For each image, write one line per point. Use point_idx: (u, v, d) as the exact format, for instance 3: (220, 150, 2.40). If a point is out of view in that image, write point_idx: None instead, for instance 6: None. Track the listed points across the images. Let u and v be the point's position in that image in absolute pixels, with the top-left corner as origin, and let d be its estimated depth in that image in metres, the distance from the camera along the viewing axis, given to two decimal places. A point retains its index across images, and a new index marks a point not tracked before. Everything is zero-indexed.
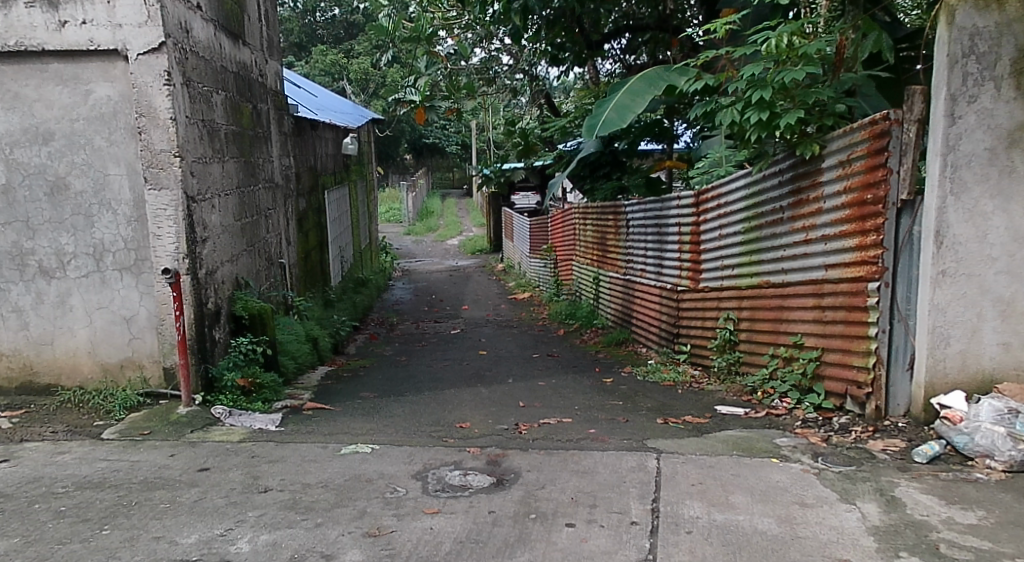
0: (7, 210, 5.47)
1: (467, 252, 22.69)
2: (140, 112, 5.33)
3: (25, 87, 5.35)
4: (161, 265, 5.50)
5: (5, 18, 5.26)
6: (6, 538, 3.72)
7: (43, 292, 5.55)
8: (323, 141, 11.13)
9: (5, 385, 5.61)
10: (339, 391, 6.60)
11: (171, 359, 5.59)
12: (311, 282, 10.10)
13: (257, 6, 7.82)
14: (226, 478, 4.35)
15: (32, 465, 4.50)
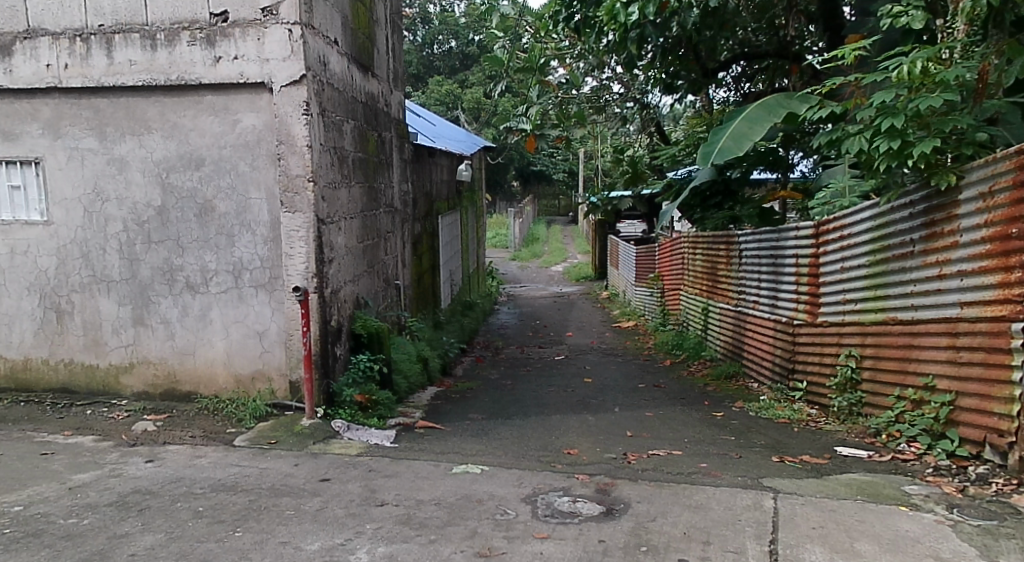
0: (161, 229, 5.92)
1: (571, 278, 22.76)
2: (280, 139, 5.69)
3: (181, 117, 5.80)
4: (293, 283, 5.82)
5: (169, 56, 5.71)
6: (153, 532, 4.00)
7: (188, 307, 5.97)
8: (439, 168, 11.48)
9: (152, 390, 6.08)
10: (449, 411, 6.77)
11: (298, 373, 5.89)
12: (423, 303, 10.39)
13: (385, 38, 8.19)
14: (345, 490, 4.54)
15: (174, 466, 4.83)
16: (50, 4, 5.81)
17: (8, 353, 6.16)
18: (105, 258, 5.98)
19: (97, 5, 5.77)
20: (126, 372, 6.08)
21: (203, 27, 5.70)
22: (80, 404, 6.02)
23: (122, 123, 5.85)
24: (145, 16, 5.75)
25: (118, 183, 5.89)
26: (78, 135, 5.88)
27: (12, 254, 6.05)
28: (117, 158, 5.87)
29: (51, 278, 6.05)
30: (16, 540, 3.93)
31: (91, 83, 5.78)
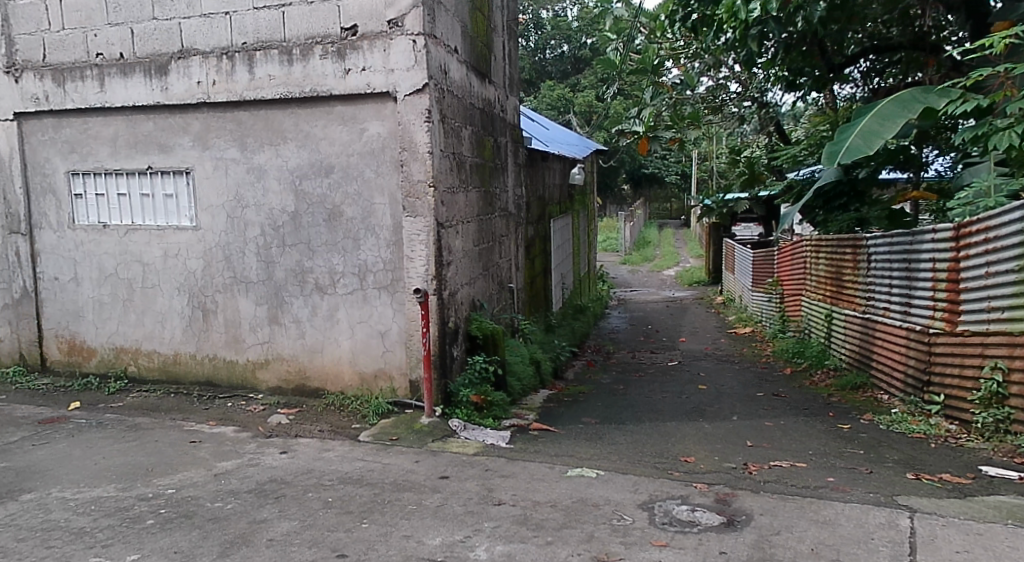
0: (294, 233, 6.29)
1: (684, 283, 22.38)
2: (403, 146, 5.91)
3: (314, 127, 6.14)
4: (413, 285, 6.02)
5: (303, 69, 6.05)
6: (288, 519, 4.23)
7: (317, 307, 6.31)
8: (552, 172, 11.57)
9: (284, 385, 6.49)
10: (563, 415, 6.81)
11: (417, 373, 6.08)
12: (535, 306, 10.51)
13: (502, 44, 8.33)
14: (464, 488, 4.66)
15: (305, 458, 5.10)
16: (200, 25, 6.30)
17: (163, 348, 6.81)
18: (244, 260, 6.45)
19: (241, 24, 6.20)
20: (262, 368, 6.54)
21: (335, 41, 5.99)
22: (222, 396, 6.56)
23: (261, 134, 6.27)
24: (284, 32, 6.11)
25: (257, 191, 6.33)
26: (223, 146, 6.38)
27: (167, 257, 6.68)
28: (256, 167, 6.31)
29: (198, 279, 6.61)
30: (169, 520, 4.25)
31: (235, 98, 6.24)
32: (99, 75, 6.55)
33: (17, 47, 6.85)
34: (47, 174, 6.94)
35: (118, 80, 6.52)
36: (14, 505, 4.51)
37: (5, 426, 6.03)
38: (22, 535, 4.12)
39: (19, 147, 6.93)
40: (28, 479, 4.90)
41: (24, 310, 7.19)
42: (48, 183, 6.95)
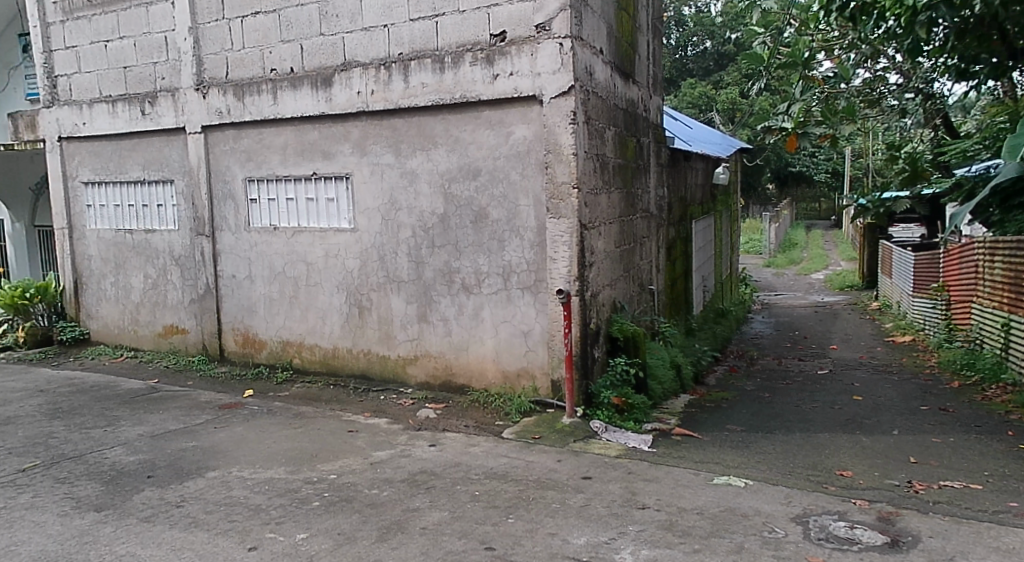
0: (443, 235, 6.56)
1: (835, 287, 21.34)
2: (548, 149, 5.98)
3: (462, 132, 6.38)
4: (556, 286, 6.07)
5: (455, 76, 6.29)
6: (438, 510, 4.38)
7: (463, 306, 6.52)
8: (695, 172, 11.36)
9: (432, 381, 6.77)
10: (707, 421, 6.66)
11: (559, 373, 6.13)
12: (676, 309, 10.37)
13: (647, 43, 8.27)
14: (607, 489, 4.66)
15: (452, 452, 5.28)
16: (361, 39, 6.80)
17: (324, 342, 7.39)
18: (396, 260, 6.83)
19: (398, 36, 6.62)
20: (412, 363, 6.87)
21: (484, 48, 6.19)
22: (375, 389, 6.94)
23: (414, 140, 6.63)
24: (436, 42, 6.43)
25: (409, 194, 6.68)
26: (380, 152, 6.82)
27: (328, 257, 7.25)
28: (409, 171, 6.67)
29: (355, 278, 7.10)
30: (332, 503, 4.50)
31: (391, 106, 6.65)
32: (273, 88, 7.28)
33: (204, 65, 7.80)
34: (227, 181, 7.81)
35: (289, 93, 7.20)
36: (200, 480, 4.91)
37: (190, 409, 6.60)
38: (207, 508, 4.47)
39: (204, 157, 7.87)
40: (210, 458, 5.33)
41: (207, 305, 8.11)
42: (227, 190, 7.83)
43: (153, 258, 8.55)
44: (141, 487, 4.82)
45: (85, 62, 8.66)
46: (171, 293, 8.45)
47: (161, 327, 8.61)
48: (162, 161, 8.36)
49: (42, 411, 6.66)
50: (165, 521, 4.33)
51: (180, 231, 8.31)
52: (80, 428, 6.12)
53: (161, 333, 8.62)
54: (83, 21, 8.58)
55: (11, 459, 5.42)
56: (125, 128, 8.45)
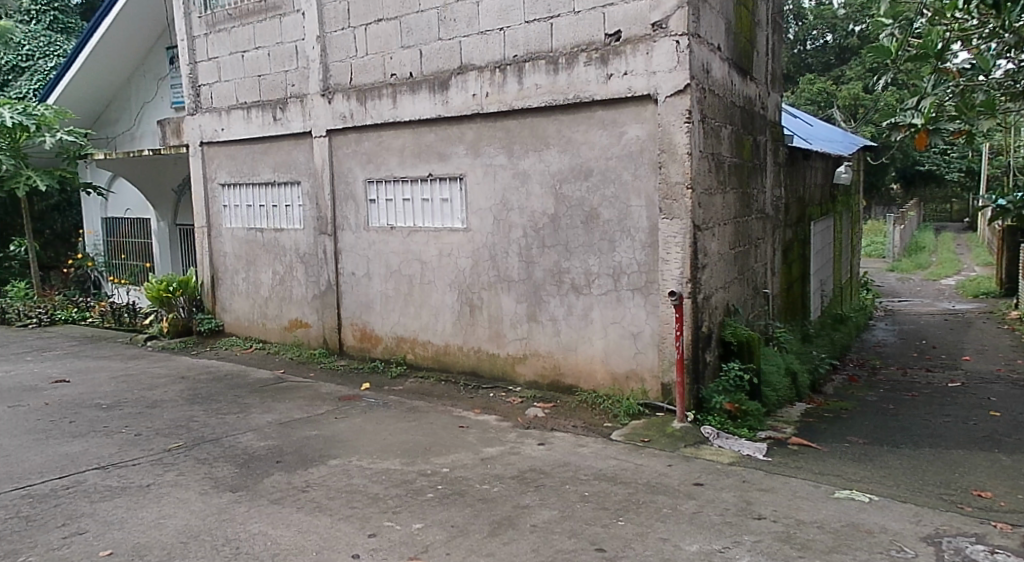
0: (554, 235, 6.58)
1: (967, 295, 20.11)
2: (662, 149, 5.91)
3: (575, 132, 6.39)
4: (668, 288, 5.99)
5: (569, 77, 6.31)
6: (548, 508, 4.40)
7: (573, 306, 6.53)
8: (814, 171, 10.96)
9: (541, 380, 6.81)
10: (826, 431, 6.41)
11: (670, 377, 6.03)
12: (792, 314, 10.05)
13: (767, 39, 8.04)
14: (720, 497, 4.56)
15: (561, 452, 5.30)
16: (478, 42, 6.94)
17: (436, 339, 7.57)
18: (507, 259, 6.91)
19: (513, 38, 6.71)
20: (521, 362, 6.93)
21: (599, 48, 6.19)
22: (485, 386, 7.04)
23: (527, 141, 6.68)
24: (551, 43, 6.48)
25: (521, 194, 6.74)
26: (493, 153, 6.92)
27: (441, 256, 7.42)
28: (521, 171, 6.73)
29: (467, 277, 7.23)
30: (446, 495, 4.61)
31: (505, 108, 6.74)
32: (393, 92, 7.53)
33: (330, 72, 8.18)
34: (349, 182, 8.14)
35: (408, 97, 7.43)
36: (324, 467, 5.12)
37: (312, 399, 6.88)
38: (330, 494, 4.66)
39: (329, 159, 8.23)
40: (332, 446, 5.54)
41: (329, 301, 8.46)
42: (349, 190, 8.15)
43: (280, 255, 8.98)
44: (270, 471, 5.06)
45: (226, 71, 9.27)
46: (295, 289, 8.85)
47: (286, 321, 9.02)
48: (290, 163, 8.77)
49: (181, 396, 7.09)
50: (292, 504, 4.53)
51: (305, 230, 8.68)
52: (215, 413, 6.48)
53: (286, 326, 9.04)
54: (224, 33, 9.20)
55: (157, 439, 5.81)
56: (258, 133, 8.93)
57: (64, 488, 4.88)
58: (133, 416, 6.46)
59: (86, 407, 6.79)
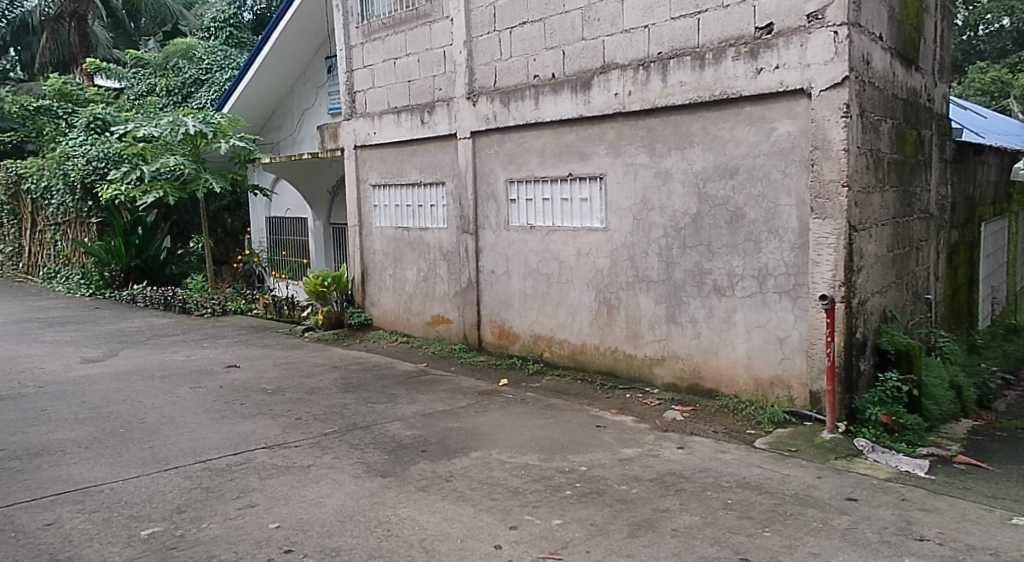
0: (696, 234, 6.43)
1: None
2: (815, 145, 5.65)
3: (721, 129, 6.21)
4: (818, 291, 5.72)
5: (715, 73, 6.15)
6: (690, 514, 4.30)
7: (714, 308, 6.36)
8: (986, 167, 10.15)
9: (679, 383, 6.67)
10: (997, 450, 5.90)
11: (818, 385, 5.75)
12: (957, 323, 9.36)
13: (935, 27, 7.52)
14: (877, 514, 4.31)
15: (702, 457, 5.18)
16: (622, 41, 6.89)
17: (573, 337, 7.56)
18: (647, 259, 6.81)
19: (658, 35, 6.62)
20: (659, 363, 6.82)
21: (749, 42, 6.00)
22: (622, 386, 6.97)
23: (670, 139, 6.56)
24: (698, 39, 6.34)
25: (662, 194, 6.63)
26: (634, 152, 6.84)
27: (580, 255, 7.41)
28: (663, 170, 6.61)
29: (606, 276, 7.18)
30: (584, 494, 4.59)
31: (647, 106, 6.65)
32: (536, 93, 7.60)
33: (476, 75, 8.36)
34: (490, 183, 8.28)
35: (550, 97, 7.47)
36: (466, 459, 5.22)
37: (453, 393, 7.04)
38: (472, 485, 4.74)
39: (472, 159, 8.40)
40: (473, 439, 5.65)
41: (469, 297, 8.64)
42: (490, 190, 8.28)
43: (424, 253, 9.25)
44: (417, 459, 5.22)
45: (379, 77, 9.67)
46: (438, 285, 9.09)
47: (429, 316, 9.28)
48: (436, 165, 9.01)
49: (335, 384, 7.44)
50: (437, 492, 4.64)
51: (448, 229, 8.90)
52: (366, 402, 6.75)
53: (428, 322, 9.31)
54: (378, 41, 9.61)
55: (315, 423, 6.11)
56: (406, 136, 9.25)
57: (237, 463, 5.22)
58: (294, 401, 6.83)
59: (252, 391, 7.24)
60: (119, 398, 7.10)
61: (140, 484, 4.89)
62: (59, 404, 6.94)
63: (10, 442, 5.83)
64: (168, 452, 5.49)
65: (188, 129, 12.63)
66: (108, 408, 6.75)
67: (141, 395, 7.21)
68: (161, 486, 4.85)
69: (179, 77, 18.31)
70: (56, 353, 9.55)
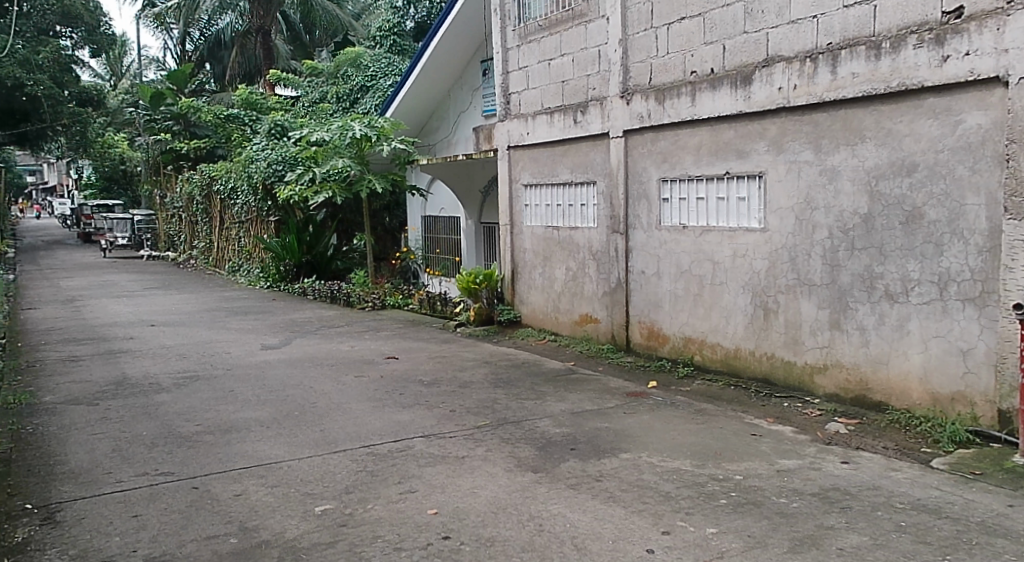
0: (866, 236, 6.02)
1: None
2: (1011, 138, 5.12)
3: (897, 123, 5.78)
4: (1012, 299, 5.16)
5: (893, 63, 5.73)
6: (859, 533, 4.00)
7: (886, 315, 5.92)
8: None
9: (844, 394, 6.26)
10: None
11: (1009, 403, 5.18)
12: None
13: None
14: None
15: (870, 474, 4.83)
16: (788, 33, 6.57)
17: (726, 341, 7.28)
18: (809, 262, 6.45)
19: (829, 25, 6.25)
20: (821, 372, 6.43)
21: (934, 28, 5.54)
22: (779, 395, 6.64)
23: (839, 134, 6.17)
24: (874, 27, 5.94)
25: (828, 192, 6.25)
26: (798, 149, 6.49)
27: (736, 257, 7.12)
28: (830, 168, 6.23)
29: (763, 279, 6.86)
30: (740, 504, 4.38)
31: (814, 100, 6.29)
32: (692, 90, 7.37)
33: (631, 73, 8.22)
34: (643, 182, 8.11)
35: (708, 94, 7.22)
36: (616, 459, 5.12)
37: (602, 392, 6.95)
38: (623, 487, 4.64)
39: (624, 158, 8.27)
40: (623, 440, 5.54)
41: (618, 297, 8.50)
42: (643, 190, 8.12)
43: (574, 252, 9.20)
44: (568, 457, 5.17)
45: (533, 78, 9.72)
46: (587, 285, 9.01)
47: (578, 315, 9.21)
48: (587, 164, 8.93)
49: (487, 379, 7.53)
50: (587, 491, 4.57)
51: (599, 229, 8.80)
52: (516, 397, 6.78)
53: (577, 321, 9.25)
54: (534, 43, 9.65)
55: (469, 416, 6.20)
56: (559, 135, 9.23)
57: (399, 450, 5.37)
58: (448, 393, 6.98)
59: (410, 382, 7.45)
60: (293, 383, 7.51)
61: (313, 463, 5.12)
62: (243, 385, 7.43)
63: (203, 418, 6.29)
64: (337, 436, 5.73)
65: (356, 133, 13.23)
66: (285, 391, 7.15)
67: (313, 381, 7.59)
68: (332, 467, 5.05)
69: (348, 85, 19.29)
70: (240, 339, 10.25)
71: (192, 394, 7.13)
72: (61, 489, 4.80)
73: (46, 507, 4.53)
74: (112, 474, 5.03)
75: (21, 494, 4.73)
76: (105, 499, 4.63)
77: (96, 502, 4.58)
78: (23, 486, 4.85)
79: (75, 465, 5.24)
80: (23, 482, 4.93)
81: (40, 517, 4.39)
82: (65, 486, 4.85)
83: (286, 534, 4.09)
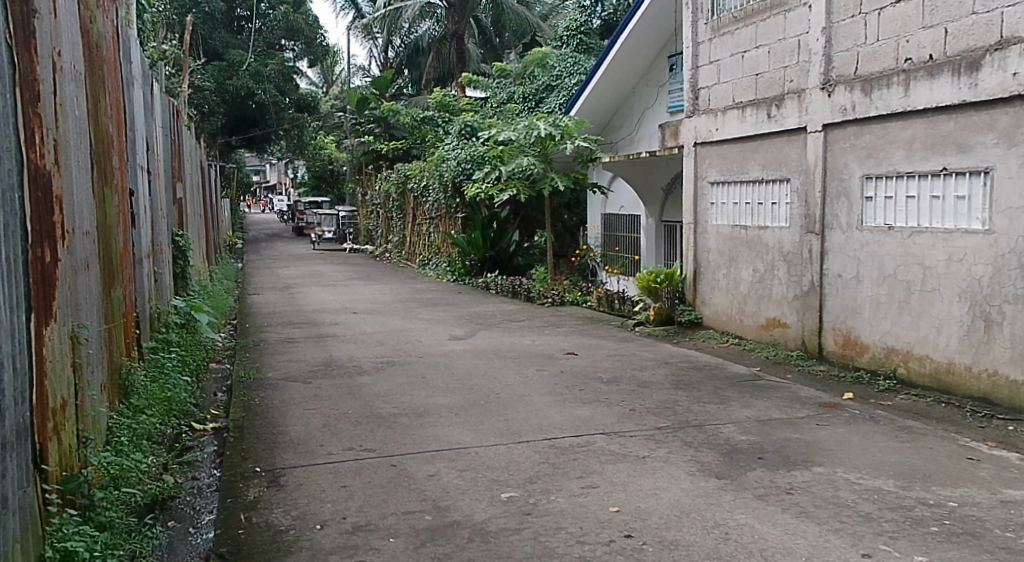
0: None
1: None
2: None
3: None
4: None
5: None
6: None
7: None
8: None
9: None
10: None
11: None
12: None
13: None
14: None
15: None
16: None
17: (937, 354, 6.57)
18: None
19: None
20: None
21: None
22: (1001, 417, 5.90)
23: None
24: None
25: None
26: None
27: (952, 262, 6.42)
28: None
29: (986, 287, 6.13)
30: (955, 533, 3.89)
31: None
32: (906, 80, 6.72)
33: (834, 63, 7.63)
34: (844, 179, 7.51)
35: (924, 83, 6.55)
36: (808, 473, 4.73)
37: (792, 401, 6.50)
38: (817, 502, 4.26)
39: (823, 154, 7.70)
40: (816, 453, 5.11)
41: (811, 302, 7.94)
42: (844, 187, 7.52)
43: (763, 253, 8.70)
44: (755, 466, 4.84)
45: (724, 73, 9.30)
46: (777, 287, 8.49)
47: (765, 319, 8.71)
48: (781, 160, 8.41)
49: (668, 380, 7.27)
50: (778, 503, 4.23)
51: (792, 229, 8.26)
52: (698, 401, 6.48)
53: (764, 325, 8.74)
54: (727, 36, 9.22)
55: (649, 416, 5.98)
56: (750, 131, 8.75)
57: (579, 445, 5.25)
58: (628, 392, 6.79)
59: (590, 379, 7.33)
60: (479, 373, 7.63)
61: (498, 452, 5.11)
62: (435, 373, 7.62)
63: (399, 401, 6.49)
64: (520, 426, 5.70)
65: (541, 132, 13.27)
66: (470, 380, 7.26)
67: (496, 372, 7.67)
68: (516, 457, 5.01)
69: (533, 85, 19.74)
70: (431, 329, 10.58)
71: (389, 377, 7.40)
72: (284, 456, 5.08)
73: (272, 471, 4.81)
74: (325, 446, 5.27)
75: (252, 457, 5.07)
76: (319, 468, 4.85)
77: (312, 470, 4.80)
78: (253, 451, 5.18)
79: (293, 435, 5.54)
80: (253, 447, 5.28)
81: (267, 479, 4.67)
82: (287, 453, 5.14)
83: (474, 516, 4.08)
